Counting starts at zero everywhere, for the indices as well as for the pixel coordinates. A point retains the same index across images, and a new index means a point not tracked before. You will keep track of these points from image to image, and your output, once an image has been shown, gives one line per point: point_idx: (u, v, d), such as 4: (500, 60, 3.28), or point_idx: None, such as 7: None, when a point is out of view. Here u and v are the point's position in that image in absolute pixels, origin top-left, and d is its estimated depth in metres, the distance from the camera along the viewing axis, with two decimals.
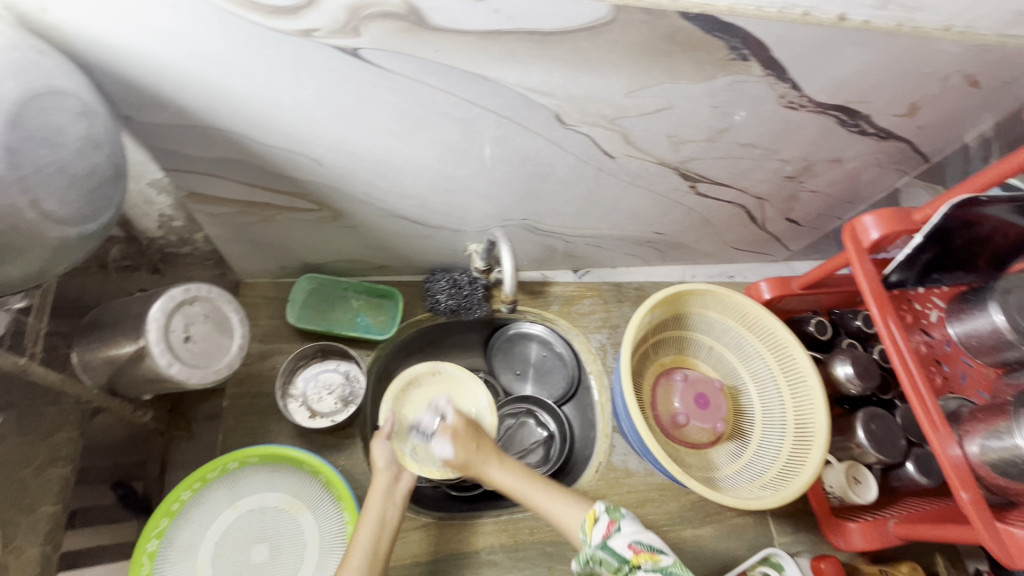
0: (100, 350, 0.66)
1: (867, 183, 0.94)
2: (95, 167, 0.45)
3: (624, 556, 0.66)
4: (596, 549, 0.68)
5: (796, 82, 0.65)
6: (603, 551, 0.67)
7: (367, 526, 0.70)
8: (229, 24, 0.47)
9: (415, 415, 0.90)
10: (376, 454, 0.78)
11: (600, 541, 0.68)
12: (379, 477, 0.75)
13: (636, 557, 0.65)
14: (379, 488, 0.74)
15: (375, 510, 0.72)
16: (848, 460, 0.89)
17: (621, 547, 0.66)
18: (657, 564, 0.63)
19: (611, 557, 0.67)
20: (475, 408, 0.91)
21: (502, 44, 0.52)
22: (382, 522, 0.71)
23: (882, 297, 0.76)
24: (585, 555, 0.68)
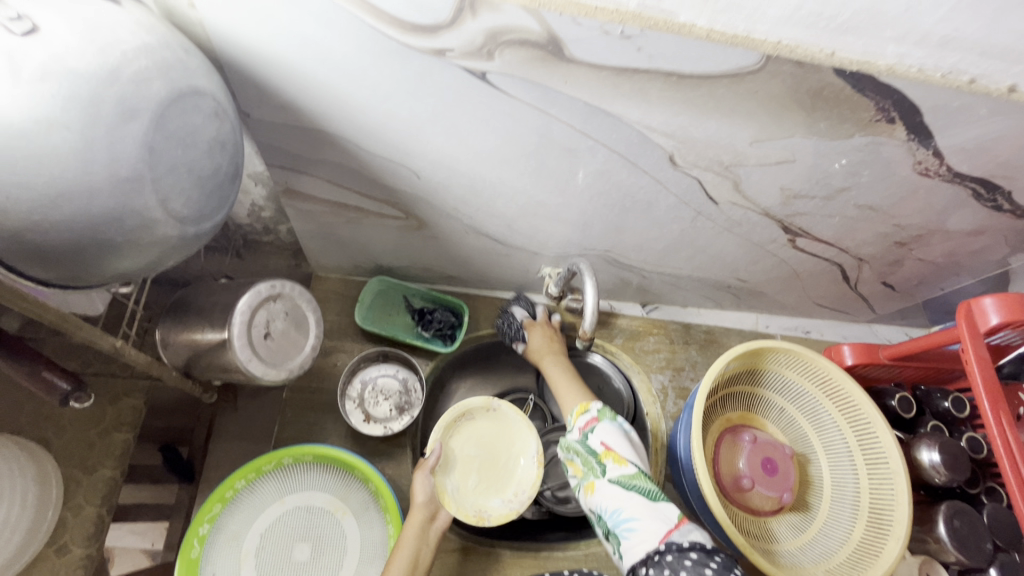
0: (185, 333, 0.66)
1: (984, 258, 0.86)
2: (219, 167, 0.45)
3: (594, 450, 0.65)
4: (575, 440, 0.68)
5: (938, 150, 0.59)
6: (580, 444, 0.67)
7: (398, 563, 0.66)
8: (365, 37, 0.46)
9: (464, 448, 0.81)
10: (416, 489, 0.74)
11: (580, 434, 0.68)
12: (414, 514, 0.72)
13: (603, 453, 0.64)
14: (414, 526, 0.70)
15: (407, 548, 0.68)
16: (923, 554, 0.84)
17: (594, 442, 0.65)
18: (621, 471, 0.62)
19: (584, 450, 0.66)
20: (523, 458, 0.82)
21: (634, 81, 0.49)
22: (413, 562, 0.67)
23: (996, 391, 0.68)
24: (567, 445, 0.68)
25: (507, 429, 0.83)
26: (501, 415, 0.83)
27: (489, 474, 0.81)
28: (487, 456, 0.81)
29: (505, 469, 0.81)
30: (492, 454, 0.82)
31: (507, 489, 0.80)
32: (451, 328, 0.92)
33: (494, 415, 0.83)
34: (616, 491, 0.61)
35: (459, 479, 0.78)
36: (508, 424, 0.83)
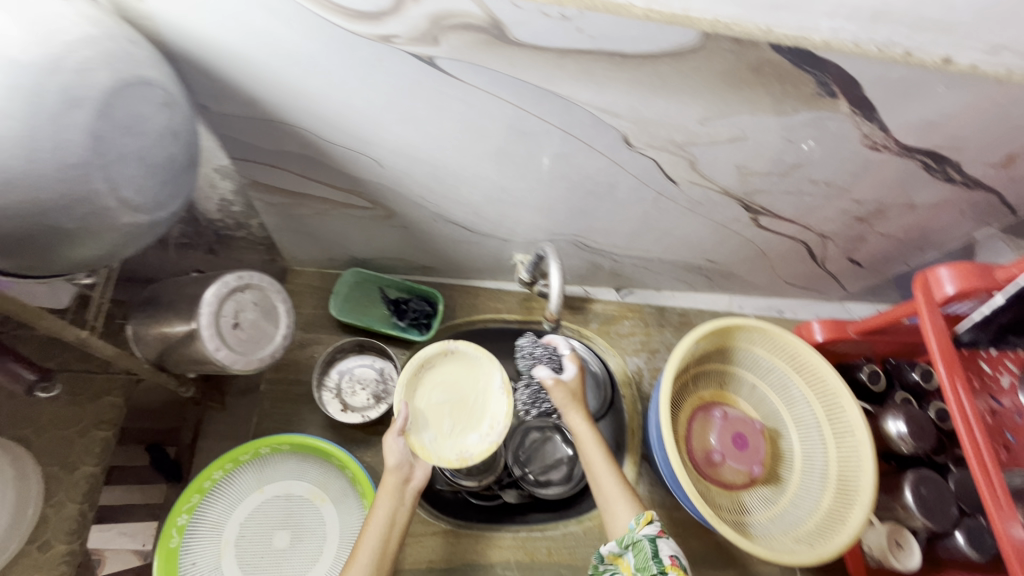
0: (155, 326, 0.67)
1: (944, 232, 0.88)
2: (172, 156, 0.46)
3: (660, 559, 0.61)
4: (642, 538, 0.64)
5: (883, 123, 0.61)
6: (646, 543, 0.63)
7: (375, 524, 0.68)
8: (312, 25, 0.47)
9: (430, 399, 0.76)
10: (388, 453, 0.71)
11: (648, 535, 0.64)
12: (387, 476, 0.70)
13: (671, 567, 0.60)
14: (388, 487, 0.70)
15: (382, 510, 0.68)
16: (892, 522, 0.85)
17: (664, 551, 0.62)
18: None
19: (649, 553, 0.62)
20: (491, 393, 0.77)
21: (578, 62, 0.51)
22: (390, 522, 0.68)
23: (952, 356, 0.70)
24: (628, 538, 0.65)
25: (470, 367, 0.78)
26: (460, 355, 0.78)
27: (464, 413, 0.76)
28: (456, 398, 0.77)
29: (477, 407, 0.76)
30: (460, 395, 0.77)
31: (482, 423, 0.75)
32: (427, 318, 0.93)
33: (454, 356, 0.78)
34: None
35: (433, 429, 0.74)
36: (469, 361, 0.79)
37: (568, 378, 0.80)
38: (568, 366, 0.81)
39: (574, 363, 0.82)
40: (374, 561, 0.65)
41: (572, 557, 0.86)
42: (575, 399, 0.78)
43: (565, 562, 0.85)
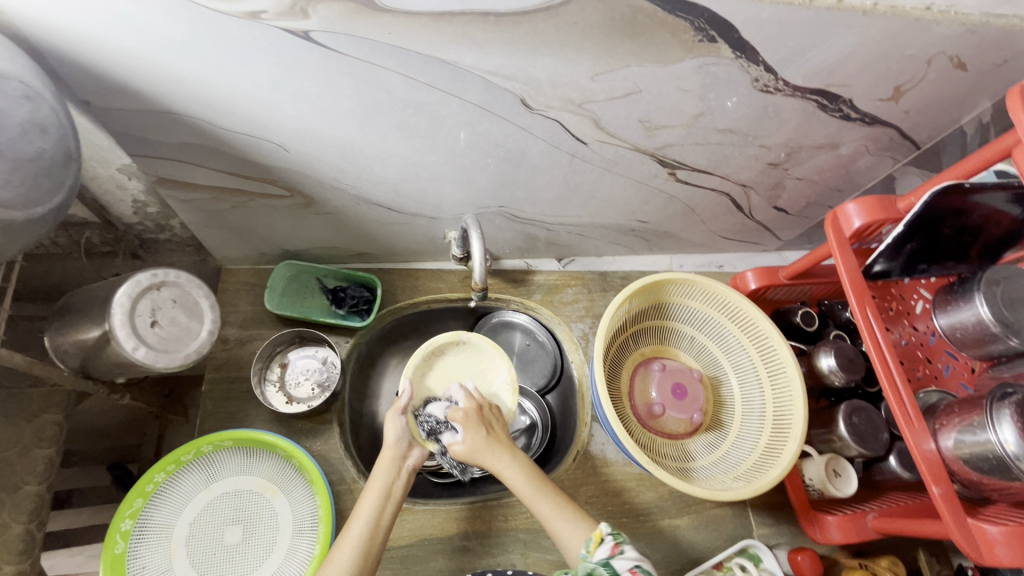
0: (71, 334, 0.69)
1: (858, 171, 0.91)
2: (42, 150, 0.45)
3: (620, 574, 0.58)
4: (596, 564, 0.61)
5: (769, 65, 0.63)
6: (602, 567, 0.60)
7: (369, 495, 0.68)
8: (175, 7, 0.46)
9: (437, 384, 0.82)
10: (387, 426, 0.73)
11: (602, 558, 0.61)
12: (386, 451, 0.71)
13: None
14: (386, 462, 0.71)
15: (378, 482, 0.69)
16: (830, 453, 0.88)
17: (621, 566, 0.59)
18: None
19: (608, 574, 0.59)
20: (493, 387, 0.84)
21: (455, 25, 0.51)
22: (386, 494, 0.68)
23: (861, 286, 0.73)
24: (584, 569, 0.61)
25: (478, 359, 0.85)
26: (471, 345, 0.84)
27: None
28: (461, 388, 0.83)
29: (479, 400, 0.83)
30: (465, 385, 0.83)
31: None
32: (367, 304, 0.94)
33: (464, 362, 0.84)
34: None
35: None
36: (478, 357, 0.85)
37: (463, 439, 0.72)
38: (458, 429, 0.73)
39: (459, 418, 0.73)
40: (369, 529, 0.65)
41: (528, 521, 0.86)
42: (486, 441, 0.72)
43: (523, 526, 0.86)
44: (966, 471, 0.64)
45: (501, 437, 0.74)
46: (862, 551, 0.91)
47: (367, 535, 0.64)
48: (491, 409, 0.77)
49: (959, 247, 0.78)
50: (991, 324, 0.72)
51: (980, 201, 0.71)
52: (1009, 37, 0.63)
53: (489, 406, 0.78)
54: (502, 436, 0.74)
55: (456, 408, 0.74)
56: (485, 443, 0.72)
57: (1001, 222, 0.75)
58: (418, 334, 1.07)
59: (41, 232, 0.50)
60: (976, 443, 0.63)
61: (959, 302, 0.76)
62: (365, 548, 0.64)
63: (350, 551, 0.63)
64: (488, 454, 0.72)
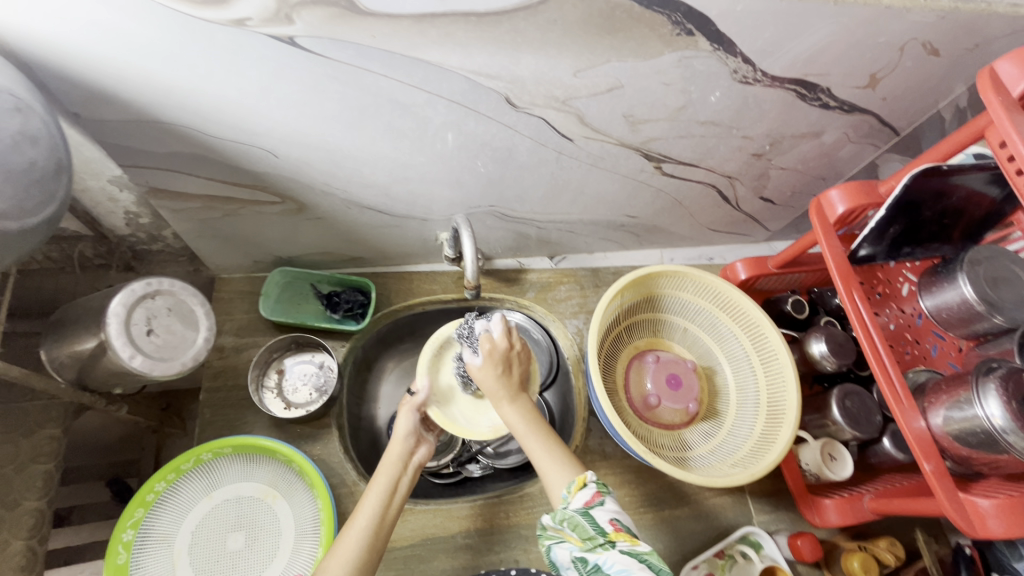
0: (66, 346, 0.69)
1: (841, 160, 0.93)
2: (33, 161, 0.46)
3: (602, 527, 0.59)
4: (575, 512, 0.62)
5: (747, 56, 0.64)
6: (582, 517, 0.61)
7: (375, 490, 0.68)
8: (162, 17, 0.47)
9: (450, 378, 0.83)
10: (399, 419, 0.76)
11: (580, 507, 0.62)
12: (393, 446, 0.73)
13: (615, 533, 0.58)
14: (394, 456, 0.72)
15: (384, 477, 0.70)
16: (825, 437, 0.89)
17: (603, 519, 0.60)
18: (634, 547, 0.57)
19: (589, 525, 0.60)
20: None
21: (438, 27, 0.52)
22: (391, 489, 0.69)
23: (847, 271, 0.74)
24: (562, 514, 0.62)
25: None
26: None
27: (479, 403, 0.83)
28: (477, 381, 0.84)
29: None
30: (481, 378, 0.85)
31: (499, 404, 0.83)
32: (362, 308, 0.94)
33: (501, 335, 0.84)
34: (628, 561, 0.56)
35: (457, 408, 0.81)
36: None
37: (480, 363, 0.73)
38: (479, 356, 0.73)
39: (484, 347, 0.73)
40: (375, 522, 0.65)
41: (529, 517, 0.87)
42: (499, 376, 0.73)
43: (524, 522, 0.87)
44: (956, 447, 0.66)
45: (517, 376, 0.75)
46: (861, 533, 0.92)
47: (372, 527, 0.65)
48: (521, 350, 0.77)
49: (942, 229, 0.79)
50: (975, 303, 0.73)
51: (959, 183, 0.73)
52: (979, 23, 0.65)
53: (520, 345, 0.76)
54: (518, 374, 0.75)
55: (489, 337, 0.74)
56: (501, 376, 0.73)
57: (981, 204, 0.76)
58: (414, 337, 1.07)
59: (34, 243, 0.50)
60: (964, 419, 0.64)
61: (943, 283, 0.78)
62: (369, 540, 0.64)
63: (356, 543, 0.63)
64: (495, 390, 0.73)
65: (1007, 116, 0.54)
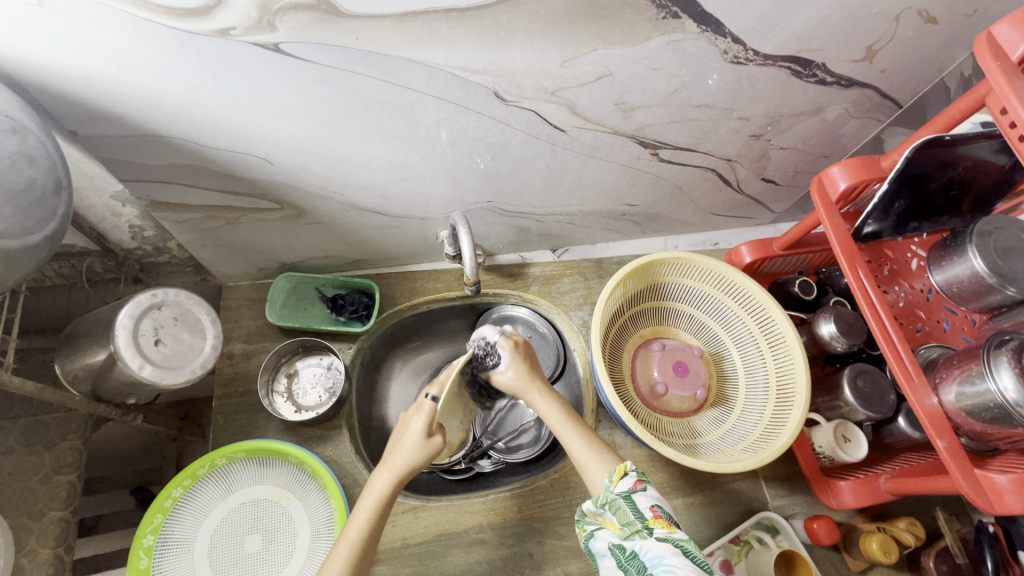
0: (78, 359, 0.71)
1: (844, 136, 0.91)
2: (33, 180, 0.47)
3: (642, 514, 0.60)
4: (618, 496, 0.63)
5: (736, 35, 0.63)
6: (624, 501, 0.62)
7: (360, 516, 0.67)
8: (145, 31, 0.48)
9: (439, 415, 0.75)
10: (411, 419, 0.71)
11: (624, 492, 0.63)
12: (394, 458, 0.69)
13: (653, 519, 0.60)
14: (393, 473, 0.68)
15: (368, 502, 0.68)
16: (838, 419, 0.88)
17: (643, 505, 0.61)
18: (670, 535, 0.58)
19: (629, 510, 0.61)
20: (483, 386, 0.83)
21: (420, 24, 0.52)
22: (377, 512, 0.67)
23: (851, 249, 0.72)
24: (605, 498, 0.63)
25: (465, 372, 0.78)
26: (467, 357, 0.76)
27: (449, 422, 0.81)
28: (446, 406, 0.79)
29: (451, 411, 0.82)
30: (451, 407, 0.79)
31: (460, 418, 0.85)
32: (367, 309, 0.96)
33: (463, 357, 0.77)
34: (662, 547, 0.57)
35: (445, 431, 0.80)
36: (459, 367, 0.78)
37: (509, 370, 0.78)
38: (505, 355, 0.78)
39: (507, 348, 0.78)
40: (358, 546, 0.65)
41: (542, 510, 0.87)
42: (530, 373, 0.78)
43: (537, 515, 0.87)
44: (969, 422, 0.65)
45: (542, 376, 0.79)
46: (880, 514, 0.91)
47: (358, 548, 0.64)
48: (530, 348, 0.81)
49: (950, 202, 0.77)
50: (986, 276, 0.72)
51: (964, 152, 0.71)
52: None
53: (528, 343, 0.81)
54: (540, 371, 0.79)
55: (507, 338, 0.79)
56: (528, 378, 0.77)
57: (990, 173, 0.74)
58: (421, 335, 1.09)
59: (38, 260, 0.52)
60: (977, 394, 0.63)
61: (953, 257, 0.76)
62: (354, 563, 0.63)
63: (338, 568, 0.63)
64: (524, 389, 0.77)
65: (1006, 82, 0.52)
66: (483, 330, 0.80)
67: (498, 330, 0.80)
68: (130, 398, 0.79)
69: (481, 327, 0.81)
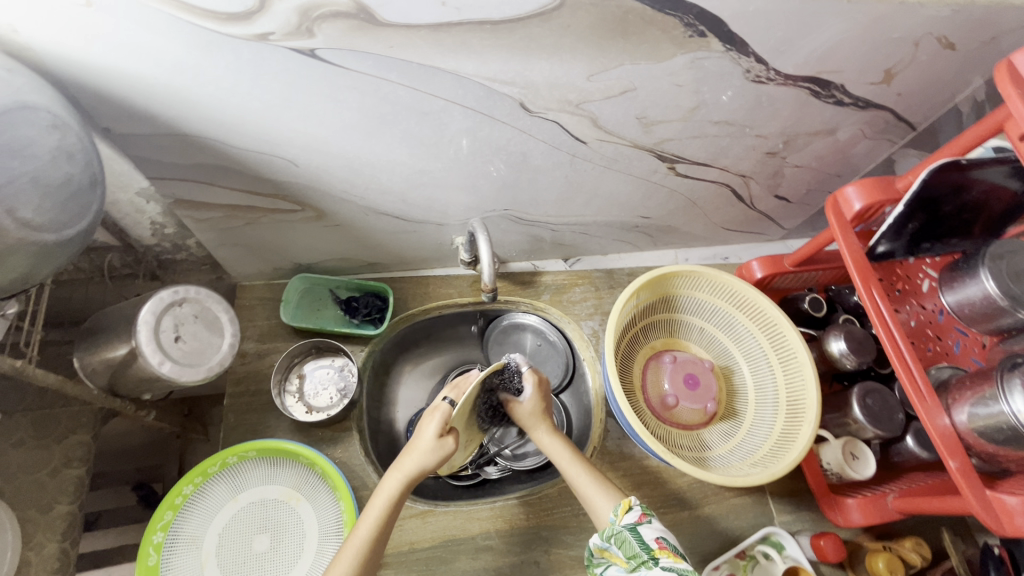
0: (98, 353, 0.72)
1: (858, 156, 0.92)
2: (70, 176, 0.48)
3: (647, 544, 0.60)
4: (624, 528, 0.63)
5: (759, 55, 0.64)
6: (629, 533, 0.62)
7: (369, 516, 0.67)
8: (186, 33, 0.49)
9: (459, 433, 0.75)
10: (424, 429, 0.69)
11: (629, 524, 0.63)
12: (406, 460, 0.68)
13: (659, 550, 0.59)
14: (405, 475, 0.68)
15: (379, 502, 0.68)
16: (846, 436, 0.88)
17: (649, 537, 0.61)
18: (676, 564, 0.57)
19: (634, 542, 0.61)
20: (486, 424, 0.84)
21: (453, 35, 0.53)
22: (386, 514, 0.67)
23: (865, 268, 0.73)
24: (610, 531, 0.64)
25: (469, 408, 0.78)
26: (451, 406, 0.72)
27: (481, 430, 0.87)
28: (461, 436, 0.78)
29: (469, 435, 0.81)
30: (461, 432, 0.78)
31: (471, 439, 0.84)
32: (380, 312, 0.96)
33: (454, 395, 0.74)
34: (665, 574, 0.56)
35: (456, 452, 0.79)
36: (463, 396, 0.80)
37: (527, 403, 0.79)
38: (527, 387, 0.79)
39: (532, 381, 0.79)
40: (368, 544, 0.65)
41: (549, 518, 0.87)
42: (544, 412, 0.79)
43: (544, 523, 0.87)
44: (982, 444, 0.65)
45: (547, 408, 0.81)
46: (887, 533, 0.91)
47: (367, 547, 0.65)
48: (547, 385, 0.81)
49: (963, 224, 0.78)
50: (999, 298, 0.72)
51: (979, 176, 0.72)
52: (995, 15, 0.65)
53: (545, 380, 0.81)
54: (548, 407, 0.81)
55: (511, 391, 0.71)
56: (531, 418, 0.79)
57: (1002, 197, 0.76)
58: (431, 340, 1.09)
59: (70, 254, 0.53)
60: (990, 416, 0.64)
61: (965, 278, 0.77)
62: (361, 562, 0.64)
63: (347, 565, 0.63)
64: (530, 424, 0.79)
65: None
66: (473, 389, 0.69)
67: (503, 377, 0.72)
68: (145, 394, 0.79)
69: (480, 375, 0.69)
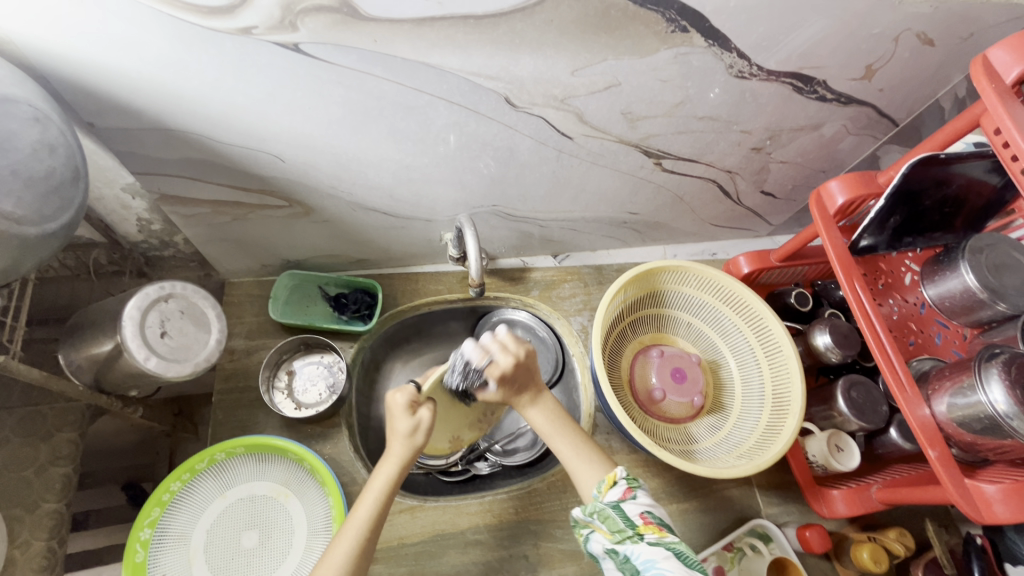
0: (84, 349, 0.72)
1: (842, 152, 0.93)
2: (52, 169, 0.48)
3: (632, 520, 0.61)
4: (607, 506, 0.63)
5: (742, 51, 0.65)
6: (612, 510, 0.62)
7: (369, 496, 0.66)
8: (168, 25, 0.49)
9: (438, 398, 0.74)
10: (395, 418, 0.67)
11: (613, 501, 0.63)
12: (394, 445, 0.67)
13: (644, 526, 0.60)
14: (397, 461, 0.67)
15: (376, 484, 0.67)
16: (831, 429, 0.89)
17: (633, 512, 0.61)
18: (662, 538, 0.58)
19: (619, 518, 0.61)
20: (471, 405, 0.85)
21: (437, 29, 0.54)
22: (385, 496, 0.66)
23: (847, 261, 0.74)
24: (593, 507, 0.64)
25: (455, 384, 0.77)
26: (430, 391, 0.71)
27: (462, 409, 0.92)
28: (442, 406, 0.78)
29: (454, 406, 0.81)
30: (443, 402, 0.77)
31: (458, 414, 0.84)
32: (369, 308, 0.97)
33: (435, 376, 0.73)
34: (655, 551, 0.57)
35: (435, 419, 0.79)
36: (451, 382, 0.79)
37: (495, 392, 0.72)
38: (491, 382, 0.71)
39: (499, 372, 0.70)
40: (367, 527, 0.65)
41: (538, 512, 0.88)
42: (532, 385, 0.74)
43: (533, 517, 0.87)
44: (961, 433, 0.66)
45: (534, 385, 0.74)
46: (872, 524, 0.92)
47: (366, 530, 0.64)
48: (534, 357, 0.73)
49: (944, 218, 0.80)
50: (978, 291, 0.73)
51: (958, 170, 0.73)
52: (972, 11, 0.66)
53: (530, 352, 0.72)
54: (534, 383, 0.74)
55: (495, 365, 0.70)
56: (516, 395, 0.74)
57: (982, 192, 0.77)
58: (421, 337, 1.09)
59: (53, 248, 0.53)
60: (968, 405, 0.65)
61: (946, 272, 0.78)
62: (361, 546, 0.63)
63: (347, 548, 0.63)
64: (517, 402, 0.74)
65: (999, 103, 0.54)
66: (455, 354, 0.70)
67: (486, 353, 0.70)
68: (132, 391, 0.79)
69: (468, 344, 0.70)
